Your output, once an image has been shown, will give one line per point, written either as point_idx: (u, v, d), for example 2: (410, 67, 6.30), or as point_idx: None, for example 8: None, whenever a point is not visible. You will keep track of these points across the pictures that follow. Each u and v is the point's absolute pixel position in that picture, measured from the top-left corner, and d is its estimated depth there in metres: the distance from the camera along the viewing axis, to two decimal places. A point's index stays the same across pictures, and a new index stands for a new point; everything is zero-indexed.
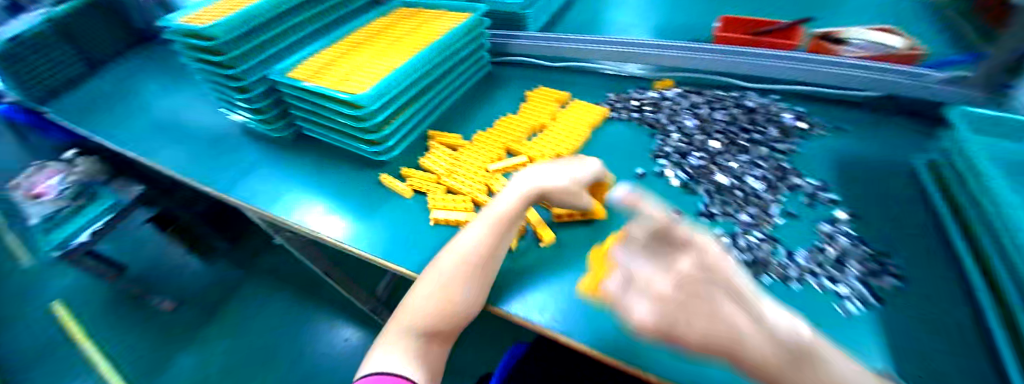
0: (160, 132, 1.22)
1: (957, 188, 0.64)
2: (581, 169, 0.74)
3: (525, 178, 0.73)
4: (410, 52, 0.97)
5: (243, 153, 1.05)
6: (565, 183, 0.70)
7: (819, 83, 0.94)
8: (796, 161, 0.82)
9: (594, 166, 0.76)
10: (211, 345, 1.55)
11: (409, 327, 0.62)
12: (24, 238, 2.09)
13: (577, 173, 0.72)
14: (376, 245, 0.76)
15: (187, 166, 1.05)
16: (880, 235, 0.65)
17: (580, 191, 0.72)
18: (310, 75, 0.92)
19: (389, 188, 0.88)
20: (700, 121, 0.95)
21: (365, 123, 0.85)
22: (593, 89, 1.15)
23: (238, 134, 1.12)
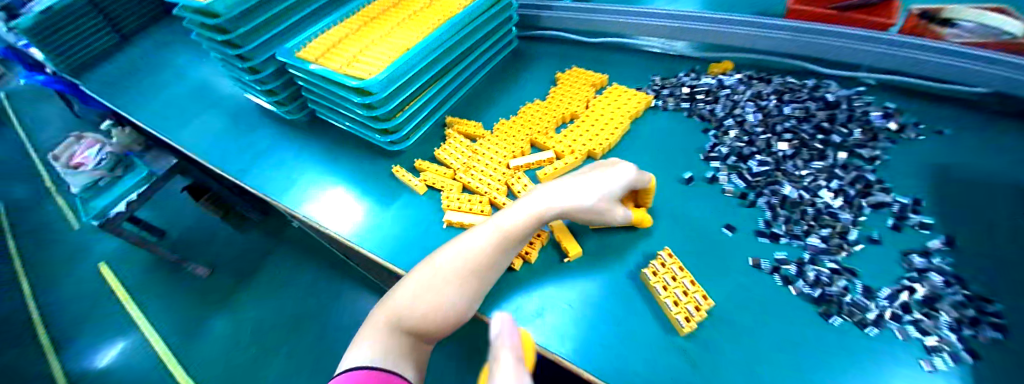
0: (187, 105, 1.18)
1: None
2: (610, 182, 0.59)
3: (547, 194, 0.60)
4: (430, 27, 0.80)
5: (260, 133, 0.98)
6: (592, 203, 0.58)
7: (923, 74, 0.74)
8: (882, 172, 0.68)
9: (629, 174, 0.61)
10: (243, 310, 1.38)
11: (392, 323, 0.50)
12: (41, 199, 1.97)
13: (609, 189, 0.59)
14: (385, 254, 0.67)
15: (206, 144, 1.01)
16: (987, 275, 0.54)
17: (608, 213, 0.60)
18: (316, 54, 0.79)
19: (400, 180, 0.78)
20: (765, 115, 0.79)
21: (373, 112, 0.74)
22: (634, 72, 0.97)
23: (256, 112, 1.06)
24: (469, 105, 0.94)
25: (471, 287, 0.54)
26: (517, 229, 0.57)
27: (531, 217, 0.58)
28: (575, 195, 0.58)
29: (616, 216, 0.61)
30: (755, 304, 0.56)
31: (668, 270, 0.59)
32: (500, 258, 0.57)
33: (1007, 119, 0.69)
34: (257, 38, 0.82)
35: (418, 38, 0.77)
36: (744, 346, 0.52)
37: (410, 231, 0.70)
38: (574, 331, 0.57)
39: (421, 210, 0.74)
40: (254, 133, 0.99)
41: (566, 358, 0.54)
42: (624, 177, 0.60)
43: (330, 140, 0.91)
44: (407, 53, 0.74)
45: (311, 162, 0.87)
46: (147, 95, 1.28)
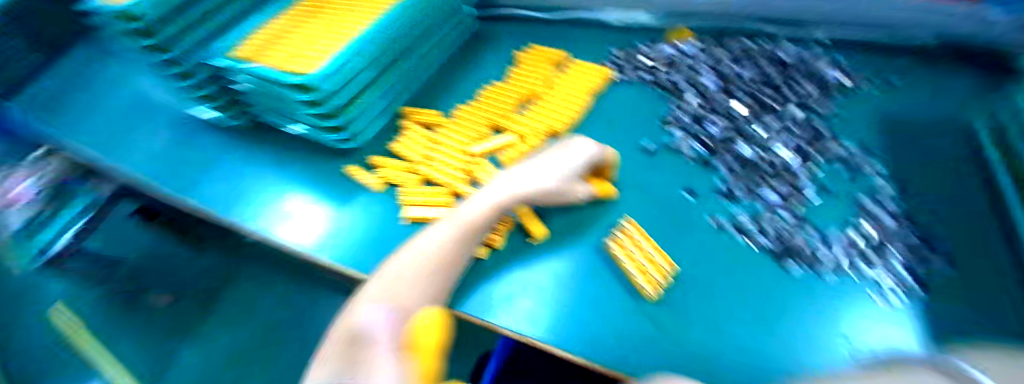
0: (103, 116, 1.03)
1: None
2: (568, 162, 0.61)
3: (507, 179, 0.60)
4: (375, 12, 0.77)
5: (194, 144, 0.89)
6: (552, 185, 0.59)
7: (873, 25, 0.77)
8: (837, 125, 0.70)
9: (586, 152, 0.62)
10: (221, 337, 1.17)
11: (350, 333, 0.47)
12: None
13: (566, 168, 0.60)
14: (353, 258, 0.65)
15: (130, 161, 0.90)
16: (931, 215, 0.58)
17: (572, 190, 0.61)
18: (252, 52, 0.74)
19: (356, 179, 0.75)
20: (722, 79, 0.79)
21: (320, 109, 0.69)
22: (592, 44, 0.94)
23: (185, 118, 0.94)
24: (425, 93, 0.90)
25: (438, 283, 0.52)
26: (482, 218, 0.57)
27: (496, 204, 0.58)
28: (538, 176, 0.60)
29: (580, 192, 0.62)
30: (723, 265, 0.56)
31: (633, 241, 0.59)
32: (464, 250, 0.55)
33: (932, 67, 0.76)
34: (184, 41, 0.76)
35: (363, 27, 0.74)
36: (713, 306, 0.53)
37: (378, 233, 0.67)
38: (546, 311, 0.56)
39: (384, 208, 0.70)
40: (190, 141, 0.90)
41: (540, 338, 0.53)
42: (584, 155, 0.62)
43: (279, 143, 0.85)
44: (353, 44, 0.71)
45: (261, 169, 0.82)
46: (47, 110, 1.09)
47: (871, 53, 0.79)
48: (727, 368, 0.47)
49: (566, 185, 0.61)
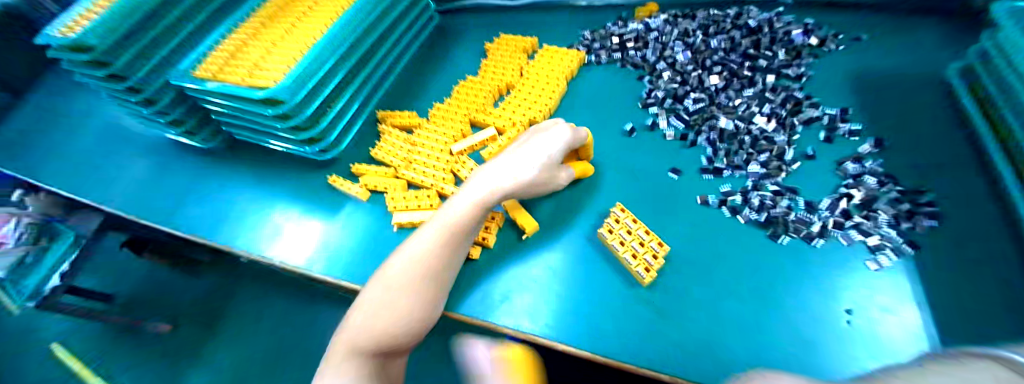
0: (71, 152, 0.99)
1: (1004, 107, 0.55)
2: (548, 148, 0.59)
3: (489, 174, 0.57)
4: (329, 19, 0.76)
5: (170, 170, 0.87)
6: (536, 174, 0.58)
7: None
8: (811, 88, 0.70)
9: (565, 135, 0.60)
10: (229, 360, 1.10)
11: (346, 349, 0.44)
12: None
13: (548, 154, 0.58)
14: (356, 268, 0.63)
15: (104, 194, 0.87)
16: (912, 170, 0.58)
17: (550, 186, 0.61)
18: (212, 68, 0.70)
19: (340, 190, 0.73)
20: (694, 53, 0.78)
21: (291, 121, 0.66)
22: (563, 28, 0.92)
23: (159, 146, 0.92)
24: (396, 95, 0.88)
25: (432, 293, 0.50)
26: (467, 222, 0.54)
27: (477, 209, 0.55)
28: (514, 174, 0.57)
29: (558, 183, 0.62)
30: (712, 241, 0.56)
31: (623, 224, 0.59)
32: (456, 255, 0.54)
33: (902, 20, 0.76)
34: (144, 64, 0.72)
35: (320, 33, 0.72)
36: (710, 286, 0.52)
37: (375, 239, 0.66)
38: (542, 306, 0.56)
39: (375, 216, 0.69)
40: (163, 171, 0.87)
41: (539, 334, 0.53)
42: (560, 143, 0.59)
43: (256, 161, 0.83)
44: (313, 49, 0.68)
45: (240, 191, 0.79)
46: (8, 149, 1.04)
47: (838, 12, 0.79)
48: (730, 344, 0.47)
49: (544, 183, 0.59)
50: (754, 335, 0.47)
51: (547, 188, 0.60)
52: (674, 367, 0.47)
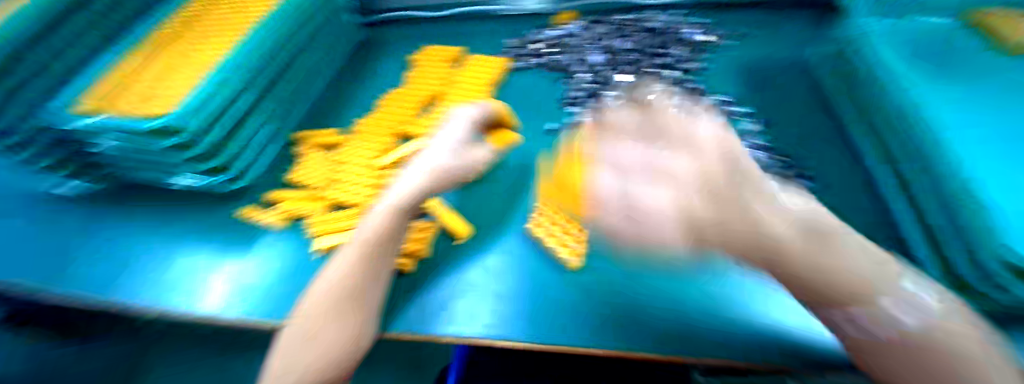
0: None
1: (863, 90, 0.66)
2: (457, 127, 0.63)
3: (417, 165, 0.58)
4: (230, 43, 0.72)
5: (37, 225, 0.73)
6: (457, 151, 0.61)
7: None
8: (706, 79, 0.78)
9: (469, 112, 0.66)
10: None
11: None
12: None
13: (460, 131, 0.63)
14: (274, 302, 0.58)
15: None
16: (787, 144, 0.69)
17: (476, 162, 0.64)
18: (96, 101, 0.62)
19: (253, 222, 0.68)
20: (609, 54, 0.83)
21: (189, 152, 0.61)
22: (484, 37, 0.95)
23: (19, 199, 0.77)
24: (321, 115, 0.86)
25: (354, 320, 0.46)
26: (388, 231, 0.52)
27: (408, 201, 0.54)
28: (435, 158, 0.58)
29: (482, 159, 0.65)
30: None
31: (551, 217, 0.63)
32: (380, 275, 0.50)
33: (774, 15, 0.87)
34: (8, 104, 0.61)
35: (221, 58, 0.68)
36: None
37: (291, 269, 0.62)
38: (481, 309, 0.55)
39: (290, 245, 0.65)
40: (29, 227, 0.74)
41: (481, 337, 0.52)
42: (466, 119, 0.65)
43: (157, 200, 0.74)
44: (212, 75, 0.65)
45: (138, 235, 0.70)
46: None
47: (724, 11, 0.90)
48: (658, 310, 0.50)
49: (468, 160, 0.62)
50: (683, 304, 0.50)
51: (474, 165, 0.63)
52: (615, 345, 0.48)
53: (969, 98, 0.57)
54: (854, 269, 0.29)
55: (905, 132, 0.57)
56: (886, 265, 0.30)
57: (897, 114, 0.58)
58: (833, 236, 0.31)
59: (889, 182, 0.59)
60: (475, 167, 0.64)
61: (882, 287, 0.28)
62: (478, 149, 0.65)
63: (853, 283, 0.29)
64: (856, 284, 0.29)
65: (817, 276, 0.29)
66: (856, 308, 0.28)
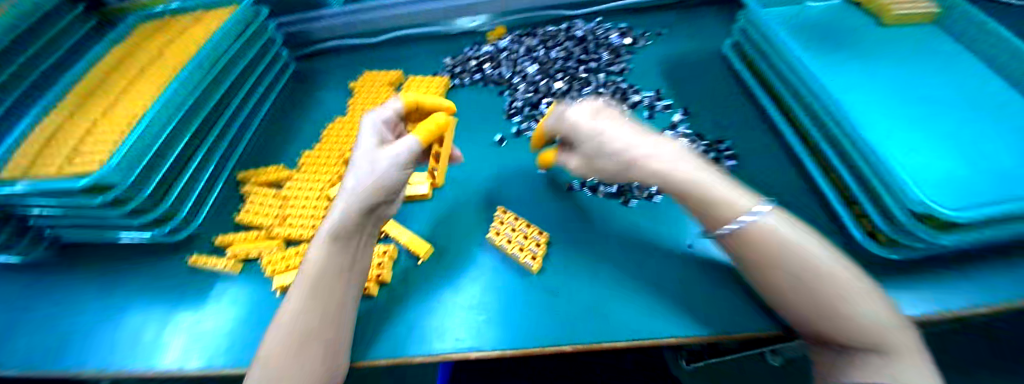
0: None
1: (768, 72, 0.75)
2: (365, 139, 0.61)
3: (343, 193, 0.56)
4: (161, 81, 0.68)
5: None
6: (373, 158, 0.58)
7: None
8: (631, 78, 0.86)
9: (371, 120, 0.63)
10: None
11: None
12: None
13: (368, 140, 0.61)
14: (246, 344, 0.58)
15: None
16: (709, 129, 0.77)
17: (399, 149, 0.59)
18: (16, 164, 0.59)
19: (208, 268, 0.67)
20: (539, 64, 0.89)
21: (128, 206, 0.60)
22: (426, 59, 1.01)
23: None
24: (273, 152, 0.87)
25: (320, 355, 0.48)
26: (338, 262, 0.53)
27: (339, 222, 0.54)
28: (353, 177, 0.56)
29: (407, 144, 0.60)
30: (587, 223, 0.66)
31: (507, 225, 0.66)
32: (344, 304, 0.52)
33: (686, 13, 0.97)
34: None
35: (149, 100, 0.65)
36: (585, 258, 0.62)
37: (253, 309, 0.62)
38: (449, 323, 0.57)
39: (252, 286, 0.64)
40: None
41: (451, 351, 0.54)
42: (372, 124, 0.63)
43: (105, 258, 0.71)
44: (140, 119, 0.62)
45: (83, 300, 0.67)
46: None
47: (642, 15, 0.99)
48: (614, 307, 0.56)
49: (389, 153, 0.58)
50: (630, 295, 0.56)
51: (398, 153, 0.58)
52: (571, 341, 0.53)
53: (846, 71, 0.67)
54: (718, 193, 0.49)
55: (814, 107, 0.66)
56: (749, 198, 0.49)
57: (809, 92, 0.66)
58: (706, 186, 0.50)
59: (804, 152, 0.69)
60: (400, 154, 0.58)
61: (750, 211, 0.47)
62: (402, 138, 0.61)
63: (721, 202, 0.49)
64: (719, 203, 0.49)
65: (659, 176, 0.52)
66: (729, 223, 0.48)
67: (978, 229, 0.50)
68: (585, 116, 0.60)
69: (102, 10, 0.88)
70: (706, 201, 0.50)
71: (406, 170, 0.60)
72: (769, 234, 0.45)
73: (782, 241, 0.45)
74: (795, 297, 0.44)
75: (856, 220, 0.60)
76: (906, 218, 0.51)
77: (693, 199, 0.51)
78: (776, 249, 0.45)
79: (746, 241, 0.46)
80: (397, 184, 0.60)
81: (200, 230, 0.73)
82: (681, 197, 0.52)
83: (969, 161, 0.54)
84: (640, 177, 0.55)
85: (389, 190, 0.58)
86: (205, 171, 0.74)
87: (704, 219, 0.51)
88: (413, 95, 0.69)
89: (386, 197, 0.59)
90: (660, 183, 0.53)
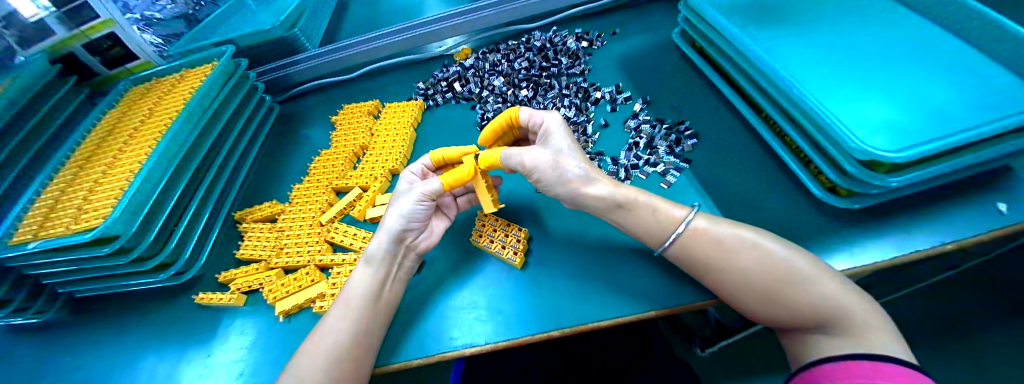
0: None
1: (715, 54, 0.80)
2: (403, 187, 0.67)
3: (382, 235, 0.61)
4: (152, 138, 0.73)
5: None
6: (401, 201, 0.64)
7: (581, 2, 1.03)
8: (592, 77, 0.93)
9: (408, 170, 0.70)
10: None
11: None
12: None
13: (404, 187, 0.67)
14: (259, 371, 0.61)
15: None
16: (668, 113, 0.83)
17: (421, 186, 0.64)
18: (27, 228, 0.64)
19: (213, 303, 0.70)
20: (503, 76, 0.98)
21: (131, 255, 0.65)
22: (401, 86, 1.07)
23: None
24: (265, 191, 0.92)
25: (345, 357, 0.51)
26: (369, 285, 0.58)
27: (375, 246, 0.61)
28: (391, 220, 0.62)
29: (429, 183, 0.64)
30: (565, 216, 0.71)
31: (489, 227, 0.70)
32: (372, 318, 0.56)
33: (635, 11, 1.04)
34: None
35: (143, 156, 0.70)
36: (571, 250, 0.65)
37: (260, 336, 0.65)
38: (444, 331, 0.60)
39: (256, 317, 0.68)
40: None
41: (448, 350, 0.58)
42: (409, 169, 0.71)
43: (113, 310, 0.75)
44: (137, 173, 0.66)
45: (98, 352, 0.70)
46: None
47: (594, 19, 1.06)
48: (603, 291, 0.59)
49: (414, 188, 0.65)
50: (613, 276, 0.60)
51: (420, 189, 0.64)
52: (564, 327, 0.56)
53: (787, 39, 0.72)
54: (654, 207, 0.57)
55: (756, 79, 0.71)
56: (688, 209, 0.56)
57: (750, 65, 0.71)
58: (646, 204, 0.58)
59: (757, 121, 0.73)
60: (419, 190, 0.63)
61: (684, 220, 0.55)
62: (430, 180, 0.66)
63: (662, 215, 0.56)
64: (658, 218, 0.56)
65: (604, 200, 0.60)
66: (671, 234, 0.55)
67: (926, 168, 0.53)
68: (562, 122, 0.66)
69: (93, 80, 0.94)
70: (650, 218, 0.57)
71: (424, 205, 0.64)
72: (705, 237, 0.53)
73: (720, 240, 0.52)
74: (741, 289, 0.50)
75: (815, 177, 0.63)
76: (857, 169, 0.54)
77: (637, 215, 0.58)
78: (712, 249, 0.52)
79: (690, 245, 0.54)
80: (423, 216, 0.65)
81: (202, 271, 0.77)
82: (631, 211, 0.58)
83: (909, 108, 0.58)
84: (586, 201, 0.61)
85: (412, 221, 0.63)
86: (202, 216, 0.79)
87: (648, 240, 0.57)
88: (442, 151, 0.71)
89: (412, 227, 0.64)
90: (611, 200, 0.59)
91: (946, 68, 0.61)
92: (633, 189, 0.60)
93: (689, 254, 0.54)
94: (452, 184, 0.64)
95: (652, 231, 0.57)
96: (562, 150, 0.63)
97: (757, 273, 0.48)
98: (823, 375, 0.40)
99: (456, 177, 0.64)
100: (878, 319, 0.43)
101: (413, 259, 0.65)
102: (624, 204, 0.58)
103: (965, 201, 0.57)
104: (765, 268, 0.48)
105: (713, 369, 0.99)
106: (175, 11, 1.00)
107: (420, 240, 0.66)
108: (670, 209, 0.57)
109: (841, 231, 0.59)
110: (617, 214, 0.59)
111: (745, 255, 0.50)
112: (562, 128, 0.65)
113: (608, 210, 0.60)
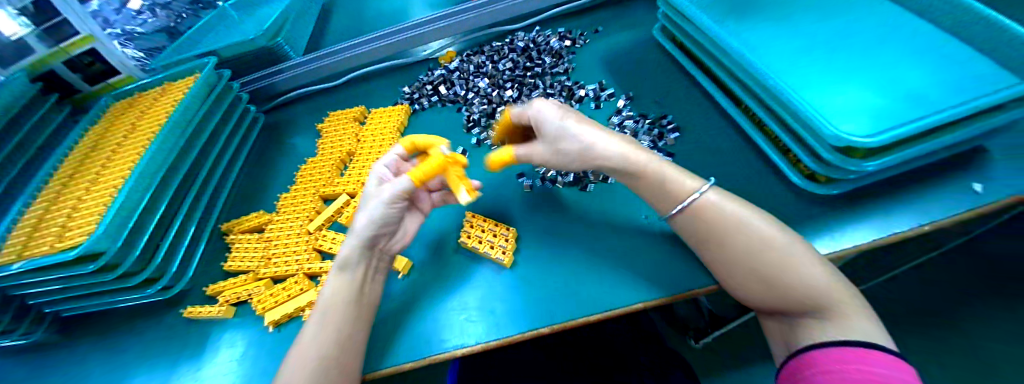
0: None
1: (694, 48, 0.81)
2: (371, 183, 0.67)
3: (353, 237, 0.61)
4: (135, 153, 0.72)
5: None
6: (369, 203, 0.62)
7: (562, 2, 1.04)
8: (576, 76, 0.94)
9: (380, 167, 0.69)
10: None
11: None
12: None
13: (371, 185, 0.66)
14: (251, 381, 0.61)
15: None
16: (650, 108, 0.84)
17: (390, 187, 0.62)
18: (11, 249, 0.63)
19: (202, 316, 0.69)
20: (489, 78, 0.98)
21: (117, 270, 0.64)
22: (387, 91, 1.07)
23: None
24: (252, 201, 0.92)
25: (336, 363, 0.52)
26: (348, 291, 0.58)
27: (348, 250, 0.60)
28: (360, 224, 0.61)
29: (397, 183, 0.62)
30: (548, 214, 0.71)
31: (476, 227, 0.70)
32: (358, 322, 0.56)
33: (616, 8, 1.05)
34: None
35: (126, 171, 0.69)
36: (559, 248, 0.65)
37: (251, 347, 0.65)
38: (439, 332, 0.60)
39: (246, 328, 0.68)
40: None
41: (439, 351, 0.58)
42: (382, 162, 0.69)
43: (102, 327, 0.74)
44: (120, 190, 0.66)
45: (87, 371, 0.69)
46: None
47: (576, 18, 1.07)
48: (589, 288, 0.59)
49: (383, 189, 0.63)
50: (600, 269, 0.61)
51: (388, 191, 0.62)
52: (549, 324, 0.57)
53: (765, 30, 0.72)
54: (666, 174, 0.56)
55: (735, 71, 0.72)
56: (696, 179, 0.55)
57: (729, 57, 0.72)
58: (656, 172, 0.57)
59: (737, 113, 0.74)
60: (388, 192, 0.62)
61: (697, 191, 0.54)
62: (400, 178, 0.64)
63: (671, 186, 0.55)
64: (670, 187, 0.55)
65: (617, 161, 0.59)
66: (678, 204, 0.55)
67: (898, 150, 0.54)
68: (553, 106, 0.65)
69: (74, 96, 0.93)
70: (662, 185, 0.56)
71: (396, 207, 0.63)
72: (710, 213, 0.52)
73: (726, 215, 0.51)
74: (734, 266, 0.50)
75: (794, 166, 0.64)
76: (833, 156, 0.55)
77: (650, 183, 0.57)
78: (714, 222, 0.52)
79: (696, 218, 0.53)
80: (394, 219, 0.64)
81: (191, 285, 0.77)
82: (642, 177, 0.58)
83: (883, 93, 0.58)
84: (599, 164, 0.61)
85: (384, 224, 0.62)
86: (189, 229, 0.78)
87: (660, 207, 0.58)
88: (413, 139, 0.71)
89: (383, 231, 0.63)
90: (623, 163, 0.58)
91: (920, 53, 0.62)
92: (647, 154, 0.58)
93: (705, 220, 0.52)
94: (422, 179, 0.63)
95: (666, 199, 0.56)
96: (565, 125, 0.61)
97: (756, 250, 0.48)
98: (815, 361, 0.41)
99: (423, 170, 0.63)
100: (861, 309, 0.44)
101: (386, 259, 0.66)
102: (640, 168, 0.57)
103: (943, 182, 0.58)
104: (763, 246, 0.48)
105: (709, 360, 0.99)
106: (157, 25, 0.98)
107: (392, 242, 0.66)
108: (683, 177, 0.55)
109: (820, 217, 0.60)
110: (633, 179, 0.59)
111: (746, 235, 0.49)
112: (555, 110, 0.64)
113: (624, 173, 0.60)
